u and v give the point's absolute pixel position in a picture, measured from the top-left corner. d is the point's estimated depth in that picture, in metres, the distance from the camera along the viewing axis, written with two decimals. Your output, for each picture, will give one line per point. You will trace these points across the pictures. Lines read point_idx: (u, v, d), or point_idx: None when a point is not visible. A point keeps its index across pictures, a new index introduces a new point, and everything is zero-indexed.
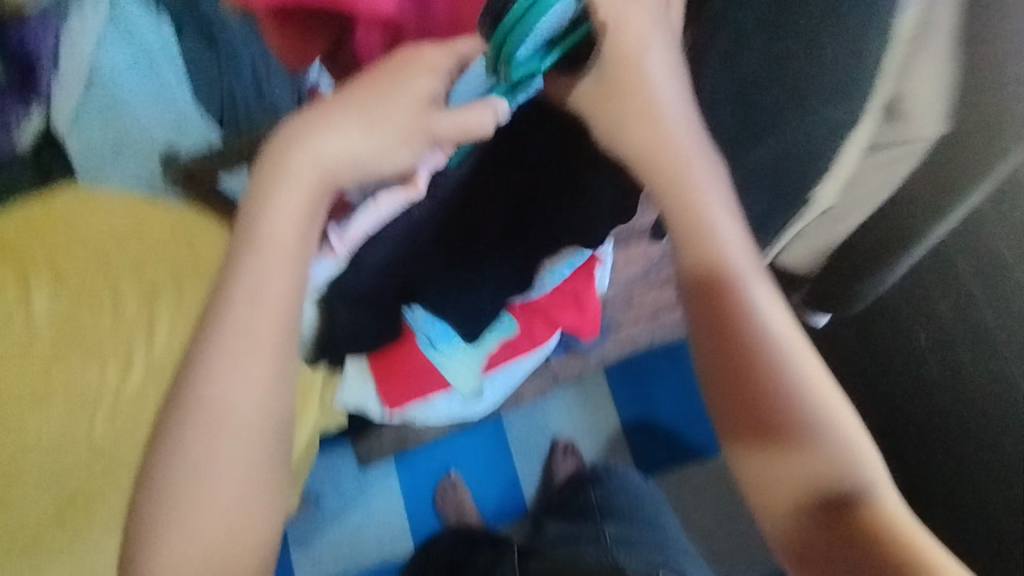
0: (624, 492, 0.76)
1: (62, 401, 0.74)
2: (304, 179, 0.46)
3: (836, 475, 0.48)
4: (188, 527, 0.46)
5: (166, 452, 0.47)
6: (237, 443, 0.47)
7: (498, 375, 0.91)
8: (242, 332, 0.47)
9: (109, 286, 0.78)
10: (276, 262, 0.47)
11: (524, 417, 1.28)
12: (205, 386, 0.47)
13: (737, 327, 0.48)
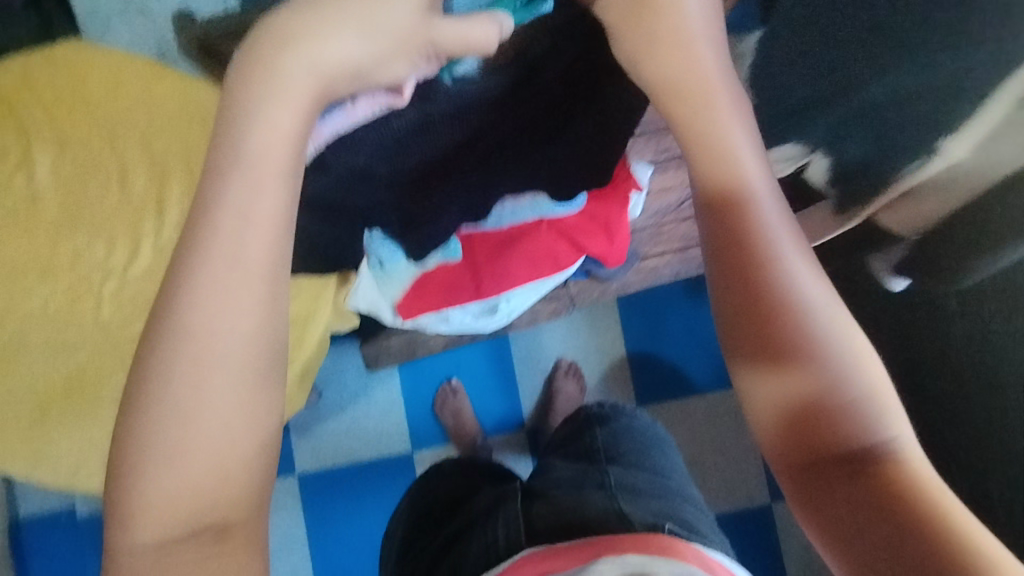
0: (629, 435, 0.76)
1: (68, 275, 0.72)
2: (298, 89, 0.45)
3: (861, 428, 0.42)
4: (163, 471, 0.41)
5: (147, 388, 0.42)
6: (224, 369, 0.42)
7: (518, 292, 0.88)
8: (228, 252, 0.43)
9: (116, 158, 0.72)
10: (268, 173, 0.44)
11: (531, 337, 1.27)
12: (187, 303, 0.42)
13: (751, 260, 0.45)
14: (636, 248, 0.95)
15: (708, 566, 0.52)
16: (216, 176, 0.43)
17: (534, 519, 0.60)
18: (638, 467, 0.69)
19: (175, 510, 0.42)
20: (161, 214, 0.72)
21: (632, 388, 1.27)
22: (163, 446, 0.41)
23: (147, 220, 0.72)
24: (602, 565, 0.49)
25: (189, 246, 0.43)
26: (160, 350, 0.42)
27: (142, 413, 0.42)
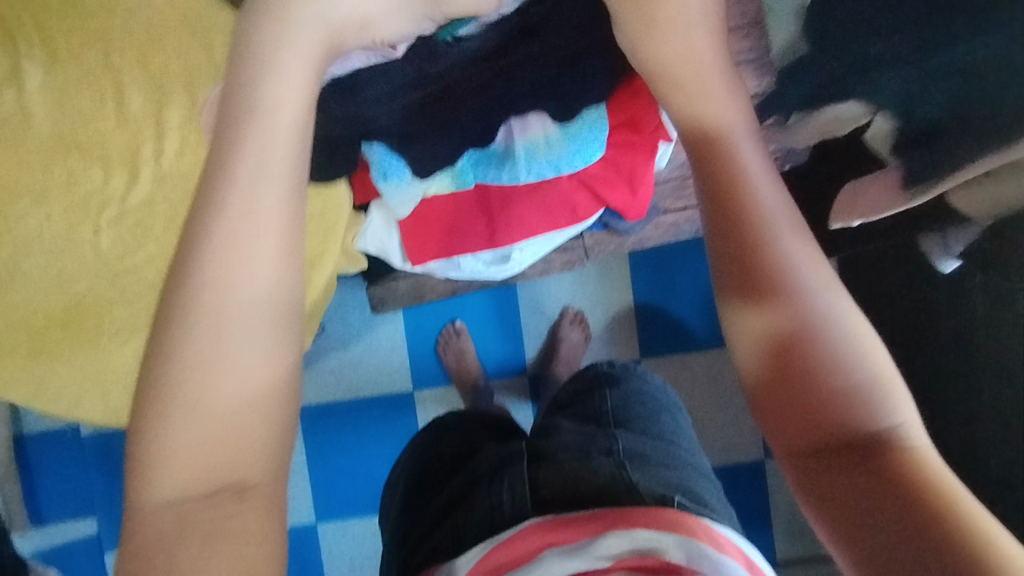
0: (639, 401, 0.75)
1: (65, 198, 0.68)
2: (312, 37, 0.49)
3: (863, 411, 0.39)
4: (174, 426, 0.40)
5: (164, 344, 0.41)
6: (240, 325, 0.42)
7: (532, 243, 0.85)
8: (243, 197, 0.43)
9: (111, 74, 0.66)
10: (282, 124, 0.45)
11: (538, 285, 1.25)
12: (205, 259, 0.42)
13: (754, 235, 0.44)
14: (657, 201, 0.90)
15: (718, 544, 0.51)
16: (229, 121, 0.45)
17: (540, 487, 0.59)
18: (647, 434, 0.69)
19: (192, 472, 0.40)
20: (161, 140, 0.69)
21: (636, 340, 1.25)
22: (182, 408, 0.40)
23: (146, 146, 0.69)
24: (610, 539, 0.49)
25: (208, 195, 0.43)
26: (178, 310, 0.41)
27: (161, 373, 0.40)
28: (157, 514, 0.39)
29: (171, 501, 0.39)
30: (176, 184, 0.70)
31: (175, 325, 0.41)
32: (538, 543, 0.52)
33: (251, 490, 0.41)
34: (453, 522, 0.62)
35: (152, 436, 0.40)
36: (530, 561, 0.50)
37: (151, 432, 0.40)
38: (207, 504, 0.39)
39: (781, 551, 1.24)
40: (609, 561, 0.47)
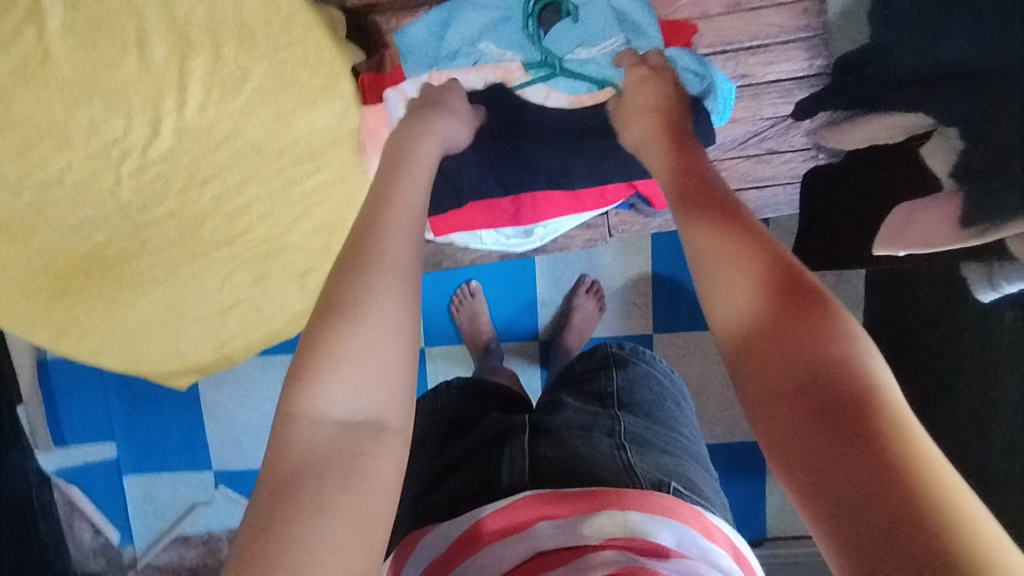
0: (644, 387, 0.73)
1: (87, 145, 0.67)
2: (432, 134, 0.59)
3: (823, 337, 0.34)
4: (338, 374, 0.39)
5: (325, 302, 0.41)
6: (405, 284, 0.42)
7: (557, 219, 0.84)
8: (407, 202, 0.48)
9: (133, 19, 0.63)
10: (418, 159, 0.54)
11: (556, 257, 1.23)
12: (376, 236, 0.44)
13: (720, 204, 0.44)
14: None
15: (708, 532, 0.48)
16: (394, 167, 0.53)
17: (540, 461, 0.56)
18: (649, 419, 0.68)
19: (354, 411, 0.38)
20: (184, 92, 0.66)
21: (651, 314, 1.24)
22: (353, 357, 0.39)
23: (168, 97, 0.66)
24: (602, 518, 0.46)
25: (381, 198, 0.48)
26: (352, 264, 0.42)
27: (327, 315, 0.40)
28: (307, 451, 0.37)
29: (324, 439, 0.37)
30: (199, 140, 0.68)
31: (349, 275, 0.41)
32: (529, 514, 0.48)
33: (390, 436, 0.39)
34: (448, 485, 0.60)
35: (314, 371, 0.39)
36: (517, 534, 0.47)
37: (313, 368, 0.39)
38: (351, 442, 0.37)
39: (774, 534, 1.25)
40: (600, 539, 0.45)
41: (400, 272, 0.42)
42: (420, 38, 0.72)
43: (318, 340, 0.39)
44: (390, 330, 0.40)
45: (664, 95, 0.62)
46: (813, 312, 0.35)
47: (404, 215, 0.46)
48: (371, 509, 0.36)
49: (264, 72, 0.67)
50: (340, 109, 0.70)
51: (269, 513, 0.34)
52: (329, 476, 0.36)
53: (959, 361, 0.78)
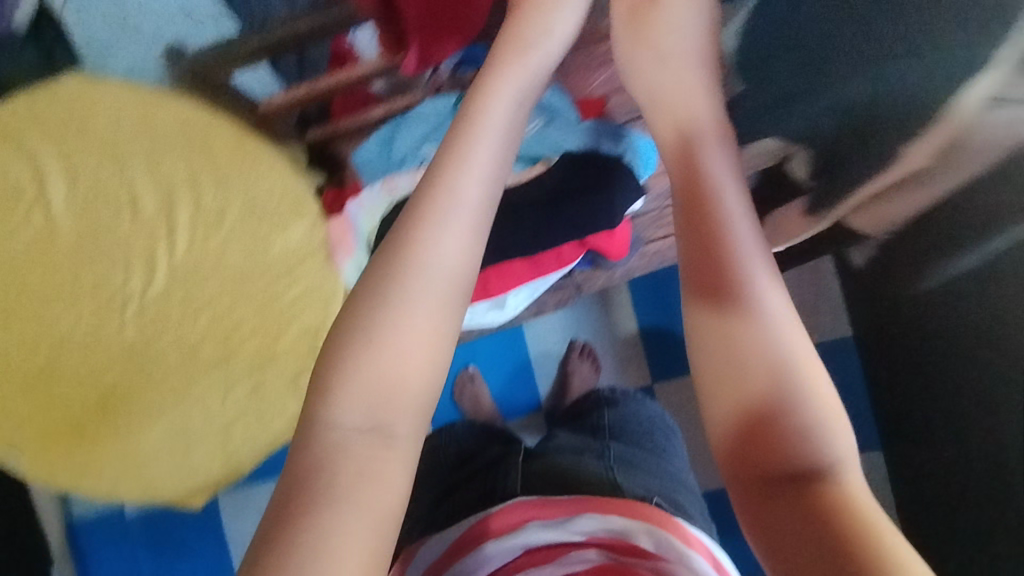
0: (636, 419, 0.78)
1: (94, 299, 0.76)
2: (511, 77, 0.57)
3: (815, 455, 0.41)
4: (355, 379, 0.43)
5: (356, 310, 0.45)
6: (434, 282, 0.45)
7: (523, 288, 0.91)
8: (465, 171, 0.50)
9: (125, 184, 0.76)
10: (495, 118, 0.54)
11: (543, 321, 1.29)
12: (416, 228, 0.47)
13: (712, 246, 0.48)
14: (638, 233, 0.96)
15: (686, 539, 0.52)
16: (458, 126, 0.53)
17: (529, 475, 0.65)
18: (642, 447, 0.73)
19: (363, 414, 0.42)
20: (172, 237, 0.77)
21: (646, 365, 1.28)
22: (369, 360, 0.43)
23: (161, 243, 0.77)
24: (586, 519, 0.54)
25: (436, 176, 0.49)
26: (386, 259, 0.46)
27: (346, 323, 0.44)
28: (327, 445, 0.41)
29: (338, 439, 0.42)
30: (188, 275, 0.77)
31: (376, 274, 0.46)
32: (520, 516, 0.56)
33: (402, 434, 0.43)
34: (452, 504, 0.66)
35: (326, 383, 0.43)
36: (509, 534, 0.55)
37: (338, 368, 0.43)
38: (366, 443, 0.42)
39: None
40: (584, 537, 0.52)
41: (433, 267, 0.45)
42: (375, 149, 0.77)
43: (345, 340, 0.44)
44: (417, 334, 0.44)
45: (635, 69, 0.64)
46: (801, 426, 0.42)
47: (446, 201, 0.48)
48: (381, 501, 0.40)
49: (239, 206, 0.78)
50: (310, 225, 0.78)
51: (258, 561, 0.37)
52: (345, 466, 0.41)
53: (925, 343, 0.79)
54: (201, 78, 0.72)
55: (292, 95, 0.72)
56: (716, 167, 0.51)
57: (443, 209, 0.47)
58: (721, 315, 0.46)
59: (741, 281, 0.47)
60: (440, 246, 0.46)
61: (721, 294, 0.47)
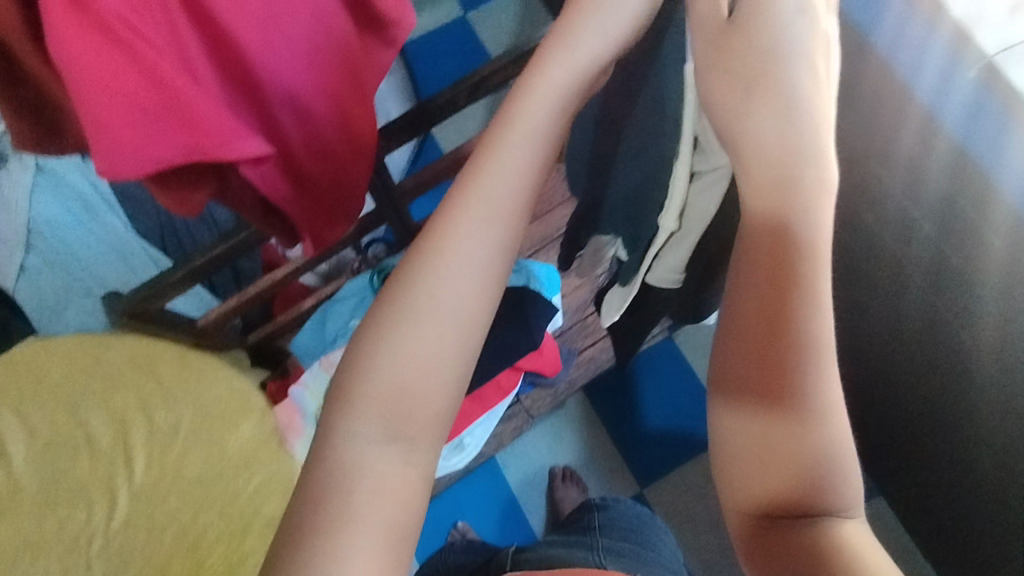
0: (624, 517, 0.94)
1: (55, 547, 0.76)
2: (547, 100, 0.47)
3: (828, 494, 0.41)
4: (372, 394, 0.43)
5: (376, 328, 0.44)
6: (449, 319, 0.44)
7: (478, 423, 0.98)
8: (487, 202, 0.45)
9: (80, 426, 0.82)
10: (514, 148, 0.46)
11: (516, 448, 1.31)
12: (430, 263, 0.44)
13: (803, 302, 0.40)
14: (569, 346, 1.07)
15: None
16: (481, 148, 0.47)
17: (523, 564, 0.84)
18: (624, 540, 0.88)
19: (378, 429, 0.42)
20: (130, 464, 0.81)
21: (631, 472, 1.29)
22: (388, 370, 0.43)
23: (119, 473, 0.80)
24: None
25: (459, 194, 0.46)
26: (399, 289, 0.44)
27: (365, 340, 0.44)
28: (340, 461, 0.42)
29: (337, 454, 0.42)
30: (149, 497, 0.80)
31: (389, 298, 0.45)
32: None
33: (422, 447, 0.43)
34: None
35: (344, 399, 0.44)
36: None
37: (360, 370, 0.44)
38: (385, 458, 0.42)
39: None
40: None
41: (465, 275, 0.44)
42: (308, 337, 0.95)
43: (371, 339, 0.44)
44: (443, 343, 0.43)
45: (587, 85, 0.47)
46: (824, 468, 0.41)
47: (480, 207, 0.45)
48: (391, 517, 0.41)
49: (191, 417, 0.84)
50: (259, 419, 0.84)
51: None
52: (364, 483, 0.41)
53: (882, 352, 0.92)
54: (137, 312, 0.78)
55: (229, 305, 0.87)
56: (819, 211, 0.41)
57: (474, 216, 0.45)
58: (765, 326, 0.41)
59: (805, 302, 0.40)
60: (470, 254, 0.44)
61: (784, 315, 0.40)
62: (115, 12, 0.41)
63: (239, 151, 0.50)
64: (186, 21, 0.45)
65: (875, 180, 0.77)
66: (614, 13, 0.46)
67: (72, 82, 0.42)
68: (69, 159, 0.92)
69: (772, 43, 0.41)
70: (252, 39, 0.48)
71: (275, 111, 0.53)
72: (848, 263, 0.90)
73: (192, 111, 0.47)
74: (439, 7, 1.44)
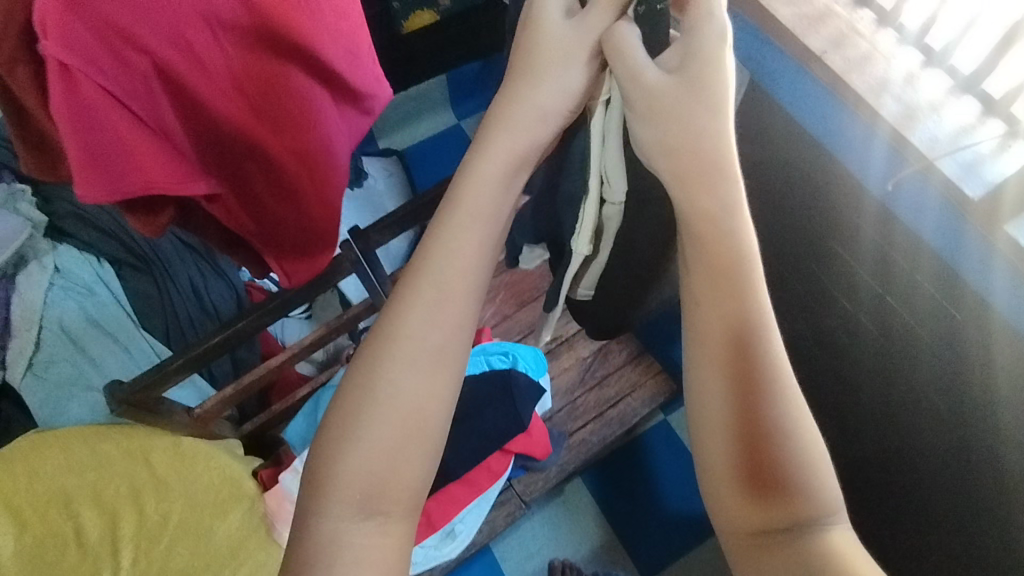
0: None
1: None
2: (507, 164, 0.49)
3: (813, 506, 0.42)
4: (354, 460, 0.45)
5: (350, 403, 0.46)
6: (413, 388, 0.46)
7: (469, 510, 0.98)
8: (449, 264, 0.48)
9: (70, 519, 0.84)
10: (473, 220, 0.48)
11: (513, 539, 1.27)
12: (394, 326, 0.47)
13: (752, 345, 0.43)
14: (559, 428, 1.09)
15: None
16: (444, 216, 0.49)
17: None
18: None
19: (358, 500, 0.45)
20: (117, 557, 0.82)
21: (632, 562, 1.24)
22: (359, 446, 0.45)
23: (105, 567, 0.81)
24: None
25: (421, 263, 0.48)
26: (372, 343, 0.47)
27: (339, 411, 0.47)
28: (321, 539, 0.45)
29: (324, 531, 0.45)
30: None
31: (359, 363, 0.47)
32: None
33: (397, 517, 0.46)
34: None
35: (322, 477, 0.46)
36: None
37: (338, 441, 0.46)
38: (364, 531, 0.45)
39: None
40: None
41: (424, 358, 0.47)
42: (302, 425, 0.98)
43: (347, 409, 0.46)
44: (410, 423, 0.45)
45: (541, 148, 0.49)
46: (806, 479, 0.42)
47: (434, 287, 0.47)
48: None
49: (183, 508, 0.85)
50: (247, 508, 0.87)
51: None
52: (344, 558, 0.44)
53: (872, 428, 0.93)
54: (136, 404, 0.80)
55: (226, 394, 0.87)
56: (751, 272, 0.44)
57: (436, 281, 0.47)
58: (733, 399, 0.43)
59: (752, 332, 0.43)
60: (433, 319, 0.47)
61: (750, 383, 0.43)
62: (102, 86, 0.49)
63: (193, 193, 0.58)
64: (169, 98, 0.54)
65: (839, 258, 0.82)
66: (558, 92, 0.48)
67: (64, 143, 0.50)
68: (87, 258, 1.05)
69: (687, 123, 0.44)
70: (226, 111, 0.56)
71: (244, 166, 0.61)
72: (826, 339, 0.93)
73: (155, 165, 0.55)
74: (434, 115, 1.56)
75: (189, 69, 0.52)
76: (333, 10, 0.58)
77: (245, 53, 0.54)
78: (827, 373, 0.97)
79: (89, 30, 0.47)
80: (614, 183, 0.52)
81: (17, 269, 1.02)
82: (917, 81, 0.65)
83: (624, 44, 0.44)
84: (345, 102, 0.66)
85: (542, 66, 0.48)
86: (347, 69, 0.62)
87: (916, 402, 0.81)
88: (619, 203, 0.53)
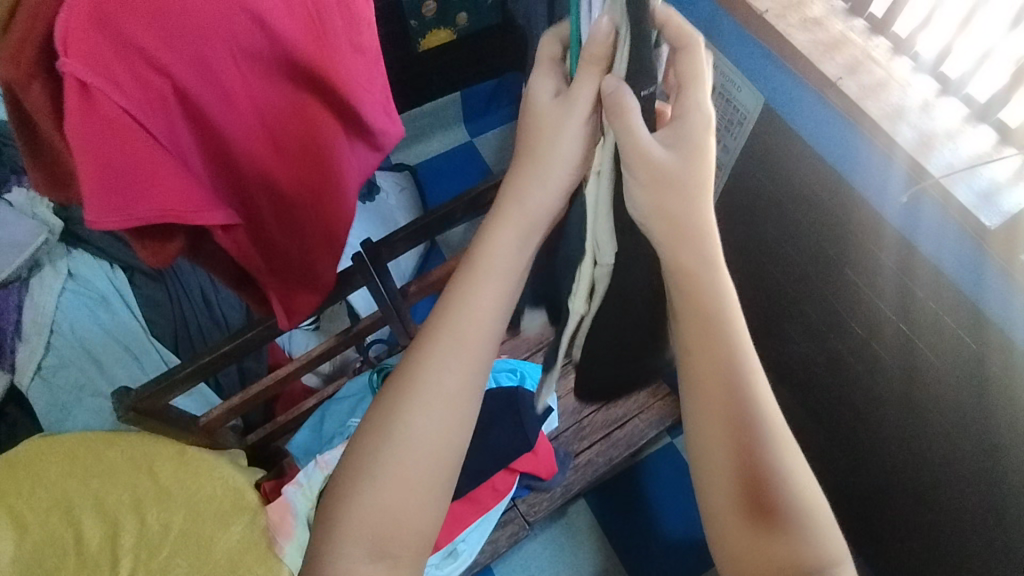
0: None
1: None
2: (525, 232, 0.48)
3: (815, 549, 0.44)
4: (367, 509, 0.46)
5: (363, 454, 0.47)
6: (423, 443, 0.47)
7: (473, 528, 0.96)
8: (459, 331, 0.48)
9: (71, 526, 0.83)
10: (486, 287, 0.48)
11: (515, 560, 1.25)
12: (405, 384, 0.48)
13: (745, 398, 0.45)
14: (565, 449, 1.07)
15: None
16: (458, 285, 0.49)
17: None
18: None
19: (371, 545, 0.46)
20: (116, 565, 0.81)
21: None
22: (371, 495, 0.46)
23: None
24: None
25: (435, 326, 0.48)
26: (385, 402, 0.48)
27: (352, 463, 0.48)
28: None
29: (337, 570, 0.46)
30: None
31: (372, 420, 0.48)
32: None
33: (407, 560, 0.47)
34: None
35: (336, 526, 0.47)
36: None
37: (351, 489, 0.47)
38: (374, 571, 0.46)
39: None
40: None
41: (435, 415, 0.47)
42: (307, 437, 0.98)
43: (359, 459, 0.47)
44: (419, 474, 0.47)
45: (546, 209, 0.47)
46: (806, 525, 0.44)
47: (450, 345, 0.48)
48: None
49: (183, 519, 0.84)
50: (248, 521, 0.84)
51: None
52: None
53: (886, 455, 0.91)
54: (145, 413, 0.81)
55: (233, 402, 0.88)
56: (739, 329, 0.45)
57: (447, 348, 0.48)
58: (732, 444, 0.44)
59: (744, 385, 0.45)
60: (442, 380, 0.47)
61: (747, 430, 0.44)
62: (123, 107, 0.50)
63: (209, 221, 0.58)
64: (187, 123, 0.56)
65: (853, 284, 0.82)
66: (559, 166, 0.46)
67: (80, 167, 0.51)
68: (99, 263, 1.06)
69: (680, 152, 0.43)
70: (243, 134, 0.60)
71: (248, 187, 0.64)
72: (840, 365, 0.92)
73: (175, 191, 0.55)
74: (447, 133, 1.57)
75: (211, 96, 0.56)
76: (347, 41, 0.64)
77: (263, 79, 0.59)
78: (840, 399, 0.96)
79: (116, 55, 0.50)
80: (604, 255, 0.48)
81: (31, 274, 1.03)
82: (933, 110, 0.65)
83: (627, 119, 0.40)
84: (352, 131, 0.72)
85: (538, 146, 0.45)
86: (356, 95, 0.67)
87: (932, 430, 0.80)
88: (605, 268, 0.48)
